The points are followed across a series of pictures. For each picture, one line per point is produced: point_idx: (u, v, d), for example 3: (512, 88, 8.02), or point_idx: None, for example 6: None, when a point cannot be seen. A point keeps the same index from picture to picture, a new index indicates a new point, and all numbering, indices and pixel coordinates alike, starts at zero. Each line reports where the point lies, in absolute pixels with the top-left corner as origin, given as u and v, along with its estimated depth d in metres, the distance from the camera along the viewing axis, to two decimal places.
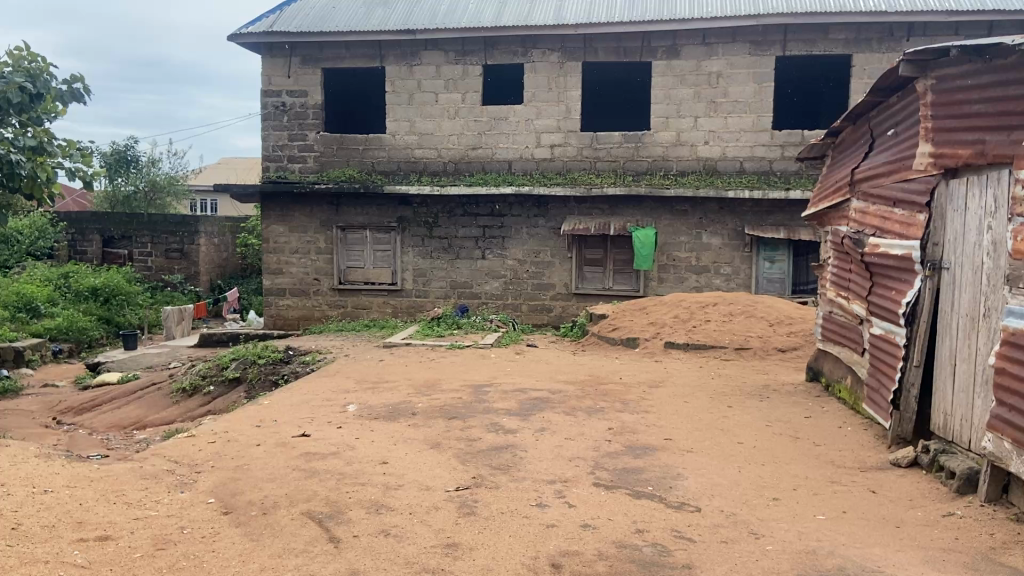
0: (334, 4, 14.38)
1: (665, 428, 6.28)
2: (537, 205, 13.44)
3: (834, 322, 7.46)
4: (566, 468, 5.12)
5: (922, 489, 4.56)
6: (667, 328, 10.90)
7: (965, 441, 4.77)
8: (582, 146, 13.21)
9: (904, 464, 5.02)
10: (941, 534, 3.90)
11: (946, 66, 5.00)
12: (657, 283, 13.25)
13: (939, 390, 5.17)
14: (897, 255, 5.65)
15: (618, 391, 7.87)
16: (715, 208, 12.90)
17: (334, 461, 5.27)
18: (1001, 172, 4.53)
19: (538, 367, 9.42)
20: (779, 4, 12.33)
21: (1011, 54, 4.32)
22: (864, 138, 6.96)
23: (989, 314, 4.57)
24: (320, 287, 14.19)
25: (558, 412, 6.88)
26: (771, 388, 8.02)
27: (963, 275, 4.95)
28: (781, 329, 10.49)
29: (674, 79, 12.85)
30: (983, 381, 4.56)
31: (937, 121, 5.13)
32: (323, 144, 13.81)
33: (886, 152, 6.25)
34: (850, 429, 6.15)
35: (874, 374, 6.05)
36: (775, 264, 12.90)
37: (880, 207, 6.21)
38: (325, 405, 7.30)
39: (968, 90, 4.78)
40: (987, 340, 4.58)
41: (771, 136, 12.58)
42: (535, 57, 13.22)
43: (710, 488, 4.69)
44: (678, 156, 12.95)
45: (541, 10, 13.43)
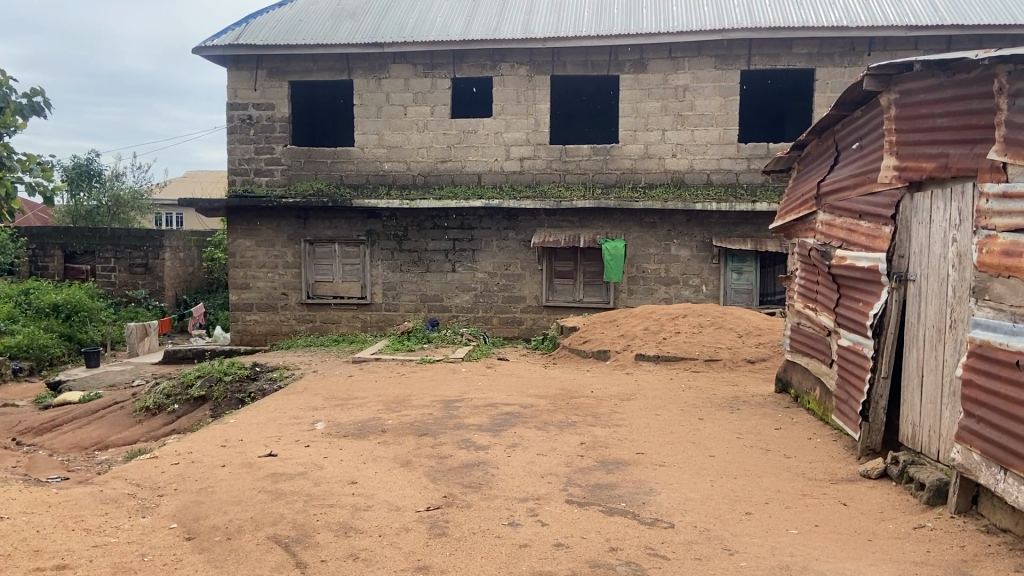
0: (300, 17, 14.29)
1: (637, 441, 6.25)
2: (507, 218, 13.41)
3: (803, 333, 7.51)
4: (538, 485, 5.06)
5: (892, 501, 4.58)
6: (638, 340, 10.91)
7: (934, 452, 4.81)
8: (552, 158, 13.23)
9: (874, 475, 5.04)
10: (913, 547, 3.91)
11: (909, 80, 5.06)
12: (627, 294, 13.29)
13: (907, 401, 5.20)
14: (863, 266, 5.70)
15: (590, 404, 7.84)
16: (683, 220, 12.98)
17: (301, 482, 5.16)
18: (965, 185, 4.58)
19: (509, 381, 9.36)
20: (744, 18, 12.48)
21: (973, 68, 4.38)
22: (829, 151, 7.04)
23: (955, 325, 4.62)
24: (288, 302, 14.01)
25: (529, 427, 6.83)
26: (741, 399, 8.05)
27: (928, 286, 5.00)
28: (750, 340, 10.56)
29: (641, 93, 12.93)
30: (951, 392, 4.60)
31: (901, 135, 5.21)
32: (290, 158, 13.69)
33: (851, 165, 6.33)
34: (820, 441, 6.18)
35: (843, 386, 6.07)
36: (742, 275, 13.01)
37: (846, 219, 6.27)
38: (292, 423, 7.17)
39: (932, 104, 4.84)
40: (954, 352, 4.63)
41: (737, 149, 12.70)
42: (503, 70, 13.22)
43: (683, 503, 4.67)
44: (646, 168, 13.03)
45: (509, 24, 13.45)
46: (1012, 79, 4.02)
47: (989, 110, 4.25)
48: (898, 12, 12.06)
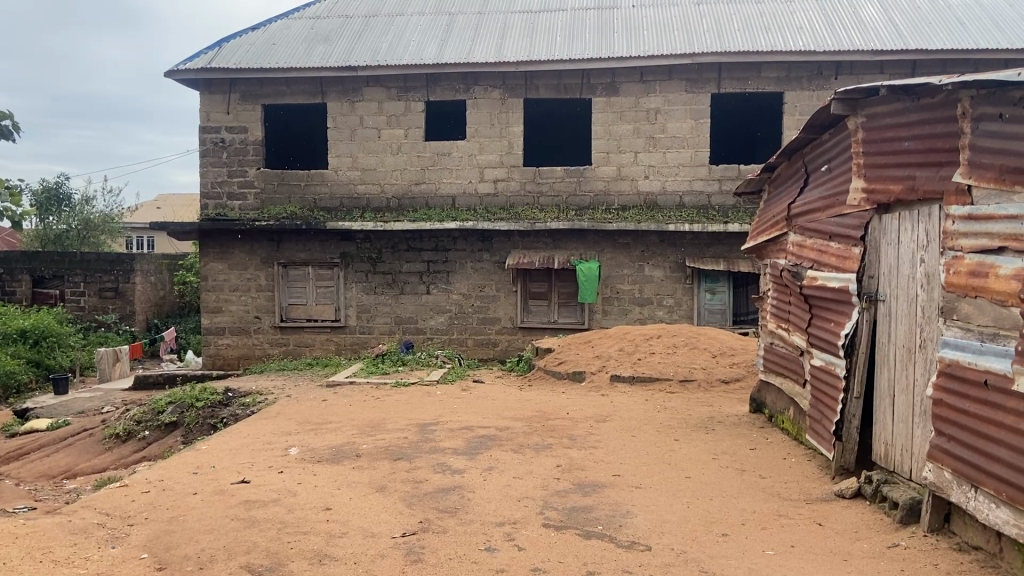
0: (273, 40, 14.28)
1: (613, 463, 6.26)
2: (481, 240, 13.43)
3: (775, 352, 7.58)
4: (515, 509, 5.03)
5: (866, 521, 4.61)
6: (612, 361, 10.93)
7: (906, 470, 4.86)
8: (526, 180, 13.30)
9: (848, 495, 5.08)
10: (888, 566, 3.94)
11: (876, 104, 5.17)
12: (601, 315, 13.33)
13: (879, 420, 5.26)
14: (834, 287, 5.78)
15: (565, 426, 7.82)
16: (656, 242, 13.08)
17: (275, 509, 5.09)
18: (931, 208, 4.67)
19: (485, 404, 9.31)
20: (713, 43, 12.68)
21: (937, 93, 4.48)
22: (799, 173, 7.15)
23: (926, 345, 4.68)
24: (261, 325, 13.88)
25: (506, 450, 6.80)
26: (715, 419, 8.09)
27: (898, 307, 5.08)
28: (724, 360, 10.63)
29: (613, 116, 13.06)
30: (922, 411, 4.65)
31: (869, 157, 5.31)
32: (263, 181, 13.63)
33: (820, 188, 6.43)
34: (794, 460, 6.21)
35: (817, 405, 6.12)
36: (715, 295, 13.13)
37: (816, 240, 6.36)
38: (265, 449, 7.07)
39: (898, 128, 4.94)
40: (924, 371, 4.69)
41: (708, 170, 12.86)
42: (477, 93, 13.29)
43: (659, 525, 4.67)
44: (619, 190, 13.14)
45: (481, 47, 13.55)
46: (975, 104, 4.11)
47: (953, 133, 4.35)
48: (863, 37, 12.32)
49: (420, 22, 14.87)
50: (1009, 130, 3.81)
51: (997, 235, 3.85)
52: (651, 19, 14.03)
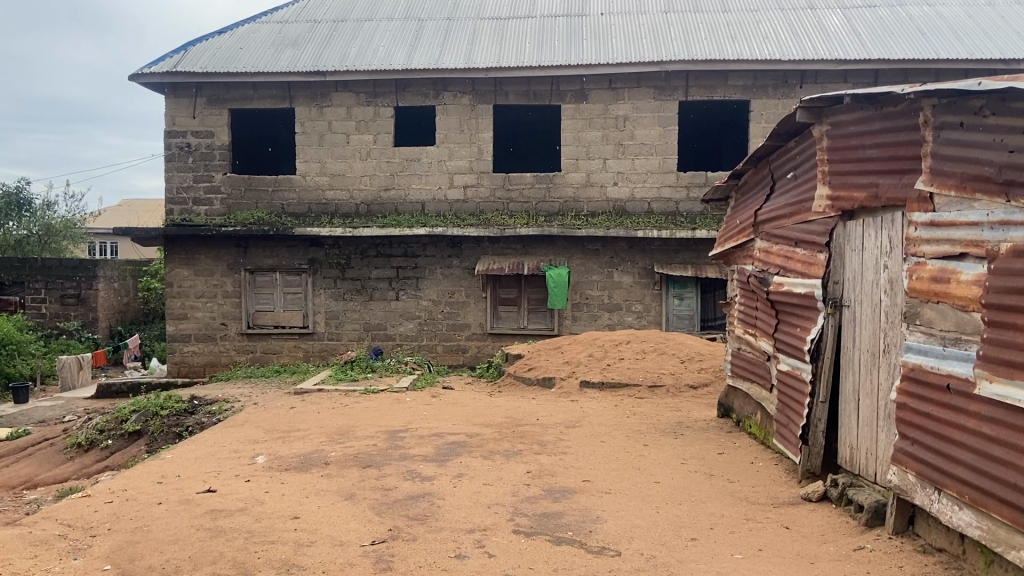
0: (241, 44, 14.15)
1: (583, 469, 6.27)
2: (451, 246, 13.41)
3: (743, 357, 7.66)
4: (485, 515, 5.02)
5: (832, 524, 4.67)
6: (582, 367, 10.96)
7: (871, 473, 4.93)
8: (495, 187, 13.32)
9: (815, 498, 5.13)
10: (854, 569, 3.99)
11: (840, 112, 5.26)
12: (571, 321, 13.37)
13: (845, 424, 5.33)
14: (800, 293, 5.86)
15: (535, 432, 7.82)
16: (625, 248, 13.15)
17: (241, 518, 5.01)
18: (894, 215, 4.75)
19: (455, 410, 9.27)
20: (680, 51, 12.81)
21: (899, 102, 4.57)
22: (765, 181, 7.24)
23: (889, 349, 4.77)
24: (227, 332, 13.70)
25: (476, 456, 6.78)
26: (684, 424, 8.14)
27: (862, 312, 5.16)
28: (692, 366, 10.72)
29: (582, 122, 13.13)
30: (886, 415, 4.73)
31: (834, 165, 5.40)
32: (230, 186, 13.49)
33: (786, 195, 6.52)
34: (761, 464, 6.28)
35: (784, 410, 6.19)
36: (683, 300, 13.23)
37: (782, 246, 6.44)
38: (232, 458, 6.97)
39: (862, 136, 5.03)
40: (888, 376, 4.77)
41: (676, 177, 12.98)
42: (446, 99, 13.28)
43: (629, 530, 4.68)
44: (588, 197, 13.20)
45: (451, 53, 13.55)
46: (936, 112, 4.20)
47: (915, 142, 4.43)
48: (827, 46, 12.52)
49: (390, 28, 14.84)
50: (968, 138, 3.89)
51: (958, 242, 3.93)
52: (620, 27, 14.14)
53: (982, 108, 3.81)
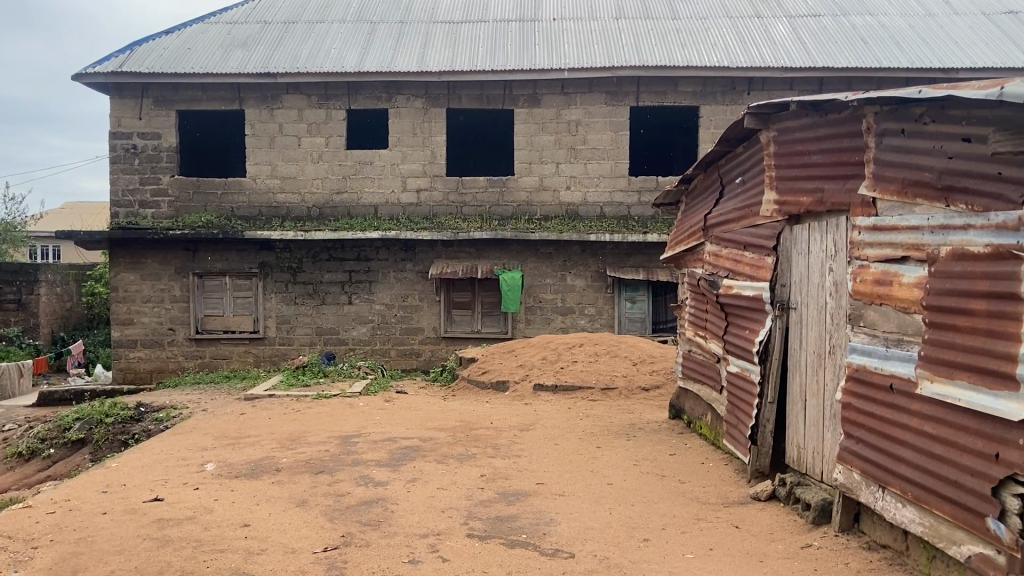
0: (189, 44, 13.90)
1: (536, 472, 6.29)
2: (404, 249, 13.34)
3: (693, 359, 7.78)
4: (439, 520, 5.00)
5: (780, 522, 4.77)
6: (535, 370, 10.99)
7: (818, 472, 5.05)
8: (448, 190, 13.31)
9: (763, 497, 5.23)
10: (801, 566, 4.08)
11: (786, 119, 5.38)
12: (525, 324, 13.41)
13: (792, 424, 5.45)
14: (749, 295, 5.97)
15: (489, 436, 7.83)
16: (578, 251, 13.25)
17: (190, 527, 4.92)
18: (839, 219, 4.88)
19: (408, 415, 9.22)
20: (631, 57, 12.96)
21: (843, 109, 4.69)
22: (714, 186, 7.37)
23: (835, 351, 4.89)
24: (175, 337, 13.43)
25: (430, 460, 6.76)
26: (636, 426, 8.23)
27: (809, 314, 5.29)
28: (644, 368, 10.85)
29: (536, 127, 13.18)
30: (832, 414, 4.85)
31: (781, 170, 5.52)
32: (178, 188, 13.25)
33: (734, 199, 6.65)
34: (711, 465, 6.38)
35: (733, 411, 6.30)
36: (635, 303, 13.37)
37: (731, 250, 6.56)
38: (180, 465, 6.83)
39: (807, 142, 5.14)
40: (834, 376, 4.89)
41: (628, 182, 13.13)
42: (399, 102, 13.21)
43: (582, 532, 4.71)
44: (542, 201, 13.27)
45: (403, 56, 13.50)
46: (878, 119, 4.31)
47: (859, 148, 4.55)
48: (773, 54, 12.80)
49: (341, 30, 14.71)
50: (909, 145, 4.01)
51: (901, 245, 4.03)
52: (572, 33, 14.25)
53: (922, 115, 3.92)
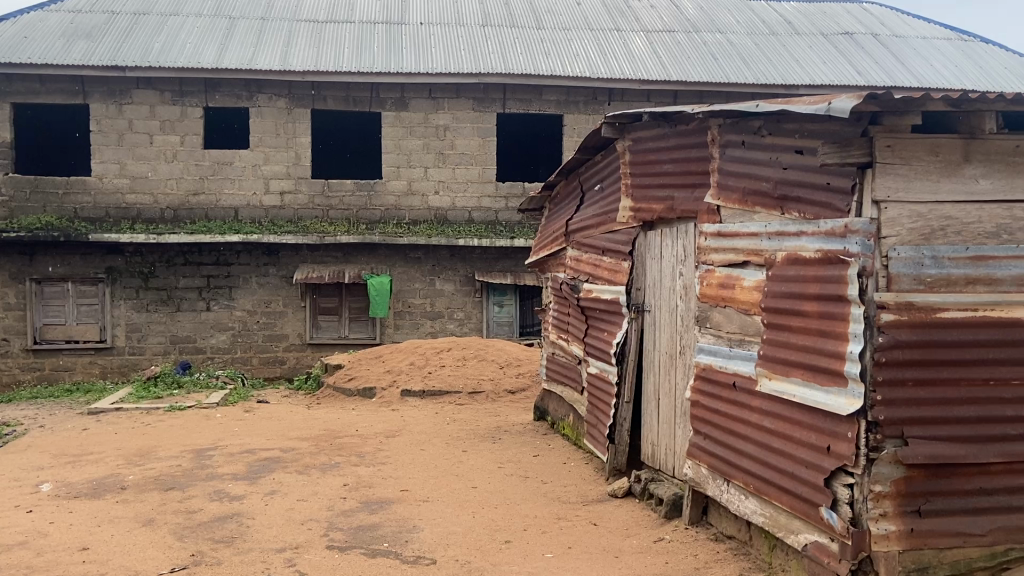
0: (25, 32, 12.88)
1: (400, 478, 6.22)
2: (266, 253, 12.89)
3: (556, 362, 7.93)
4: (297, 533, 4.85)
5: (635, 518, 4.94)
6: (403, 376, 10.87)
7: (670, 468, 5.26)
8: (314, 193, 12.99)
9: (620, 494, 5.40)
10: (654, 559, 4.23)
11: (640, 129, 5.58)
12: (393, 330, 13.26)
13: (647, 423, 5.65)
14: (607, 299, 6.15)
15: (353, 444, 7.67)
16: (447, 256, 13.23)
17: (19, 554, 4.53)
18: (688, 225, 5.10)
19: (269, 425, 8.90)
20: (497, 64, 13.09)
21: (690, 121, 4.91)
22: (575, 193, 7.56)
23: (685, 351, 5.11)
24: (10, 349, 12.40)
25: (290, 472, 6.54)
26: (502, 429, 8.30)
27: (661, 316, 5.51)
28: (510, 371, 10.97)
29: (403, 130, 13.07)
30: (683, 412, 5.06)
31: (635, 178, 5.72)
32: (13, 187, 12.26)
33: (593, 206, 6.84)
34: (573, 465, 6.52)
35: (593, 411, 6.46)
36: (503, 307, 13.50)
37: (591, 255, 6.74)
38: (11, 487, 6.29)
39: (659, 151, 5.36)
40: (684, 375, 5.11)
41: (495, 187, 13.26)
42: (260, 101, 12.76)
43: (444, 538, 4.70)
44: (410, 205, 13.17)
45: (265, 54, 13.06)
46: (722, 131, 4.53)
47: (705, 158, 4.77)
48: (632, 67, 13.27)
49: (197, 24, 14.05)
50: (750, 156, 4.24)
51: (742, 250, 4.26)
52: (439, 38, 14.23)
53: (760, 128, 4.16)
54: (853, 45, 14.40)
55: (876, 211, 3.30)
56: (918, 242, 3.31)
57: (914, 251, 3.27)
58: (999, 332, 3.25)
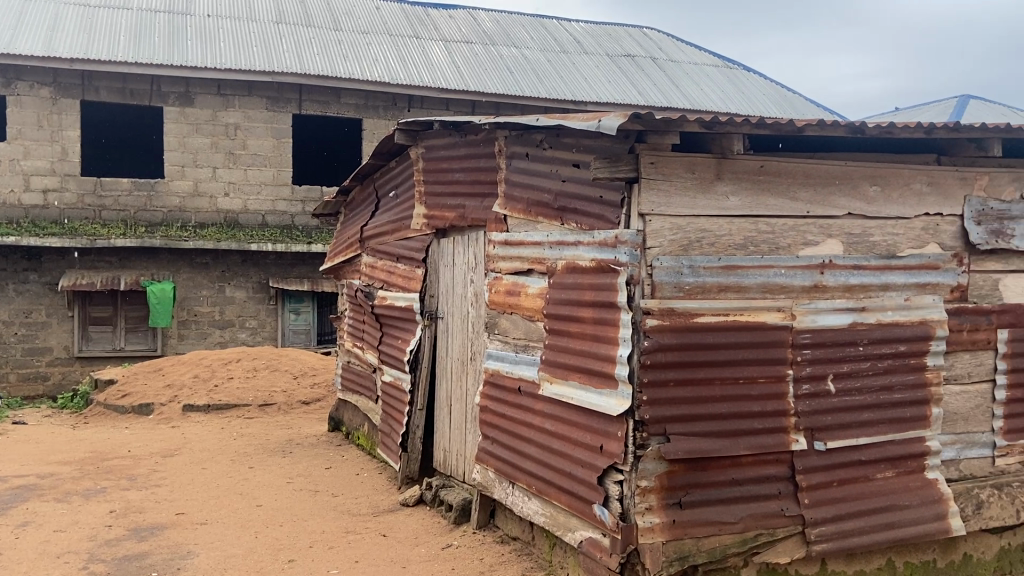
0: None
1: (177, 501, 5.80)
2: (27, 257, 11.65)
3: (351, 371, 7.77)
4: (51, 568, 4.37)
5: (425, 526, 4.93)
6: (186, 390, 10.17)
7: (460, 473, 5.31)
8: (83, 192, 11.88)
9: (411, 502, 5.38)
10: (441, 567, 4.24)
11: (432, 137, 5.59)
12: (177, 340, 12.39)
13: (439, 429, 5.68)
14: (401, 306, 6.11)
15: (125, 466, 7.06)
16: (238, 261, 12.56)
17: None
18: (478, 233, 5.19)
19: (27, 449, 7.97)
20: (292, 63, 12.64)
21: (479, 131, 4.99)
22: (370, 198, 7.44)
23: (475, 357, 5.19)
24: None
25: (49, 500, 5.90)
26: (294, 442, 7.99)
27: (453, 323, 5.56)
28: (305, 381, 10.61)
29: (188, 128, 12.27)
30: (472, 418, 5.14)
31: (428, 186, 5.72)
32: None
33: (388, 212, 6.77)
34: (366, 475, 6.40)
35: (386, 420, 6.39)
36: (299, 315, 13.03)
37: (385, 261, 6.67)
38: None
39: (451, 160, 5.40)
40: (474, 381, 5.19)
41: (291, 191, 12.79)
42: (19, 89, 11.48)
43: (221, 562, 4.43)
44: (196, 208, 12.39)
45: (26, 36, 11.76)
46: (509, 142, 4.65)
47: (493, 168, 4.86)
48: (431, 75, 13.33)
49: None
50: (533, 168, 4.38)
51: (526, 259, 4.40)
52: (228, 32, 13.50)
53: (541, 141, 4.31)
54: (635, 67, 15.38)
55: (642, 223, 3.56)
56: (678, 253, 3.59)
57: (674, 261, 3.55)
58: (748, 335, 3.57)
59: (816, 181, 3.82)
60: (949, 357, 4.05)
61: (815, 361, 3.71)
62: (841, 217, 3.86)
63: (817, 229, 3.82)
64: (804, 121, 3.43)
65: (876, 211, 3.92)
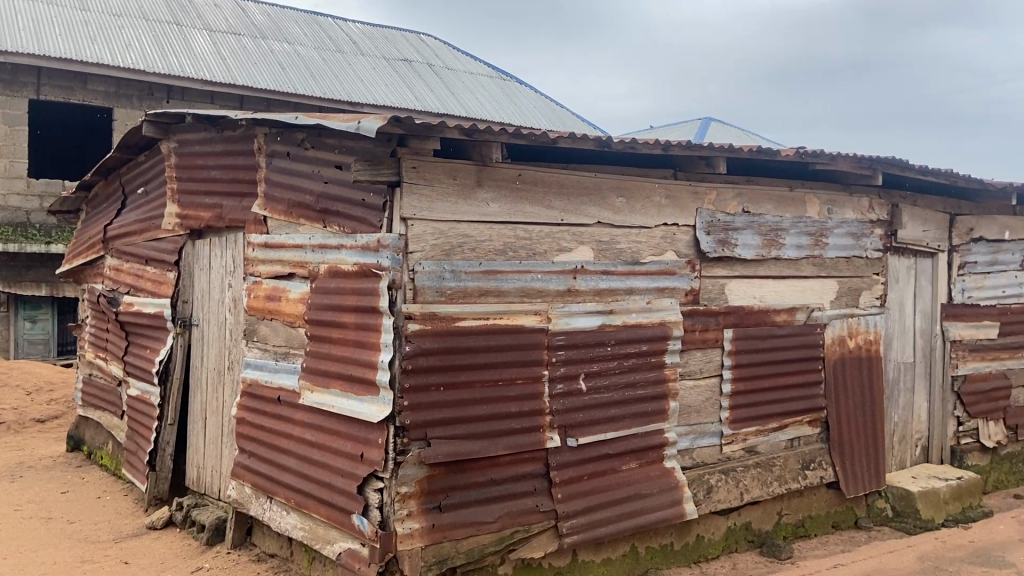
0: None
1: None
2: None
3: (93, 384, 7.03)
4: None
5: (175, 549, 4.57)
6: None
7: (216, 490, 4.98)
8: None
9: (159, 525, 4.95)
10: None
11: (185, 131, 5.20)
12: None
13: (192, 444, 5.29)
14: (150, 312, 5.63)
15: None
16: None
17: None
18: (236, 235, 4.90)
19: None
20: (26, 40, 10.90)
21: (236, 127, 4.71)
22: (115, 195, 6.78)
23: (232, 366, 4.90)
24: None
25: None
26: (23, 466, 7.09)
27: (209, 330, 5.20)
28: (40, 397, 9.47)
29: None
30: (229, 431, 4.84)
31: (181, 183, 5.32)
32: None
33: (136, 210, 6.20)
34: (109, 498, 5.82)
35: (132, 437, 5.85)
36: (36, 323, 11.75)
37: (133, 264, 6.11)
38: None
39: (205, 157, 5.05)
40: (231, 392, 4.89)
41: (26, 184, 11.36)
42: None
43: None
44: None
45: None
46: (268, 141, 4.43)
47: (251, 167, 4.61)
48: (194, 65, 11.95)
49: None
50: (293, 168, 4.21)
51: (287, 262, 4.21)
52: None
53: (302, 141, 4.16)
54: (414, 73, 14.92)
55: (404, 227, 3.56)
56: (439, 257, 3.63)
57: (435, 265, 3.58)
58: (508, 338, 3.69)
59: (570, 192, 4.02)
60: (685, 354, 4.45)
61: (568, 362, 3.91)
62: (592, 226, 4.10)
63: (570, 236, 4.02)
64: (557, 133, 3.60)
65: (623, 220, 4.21)
